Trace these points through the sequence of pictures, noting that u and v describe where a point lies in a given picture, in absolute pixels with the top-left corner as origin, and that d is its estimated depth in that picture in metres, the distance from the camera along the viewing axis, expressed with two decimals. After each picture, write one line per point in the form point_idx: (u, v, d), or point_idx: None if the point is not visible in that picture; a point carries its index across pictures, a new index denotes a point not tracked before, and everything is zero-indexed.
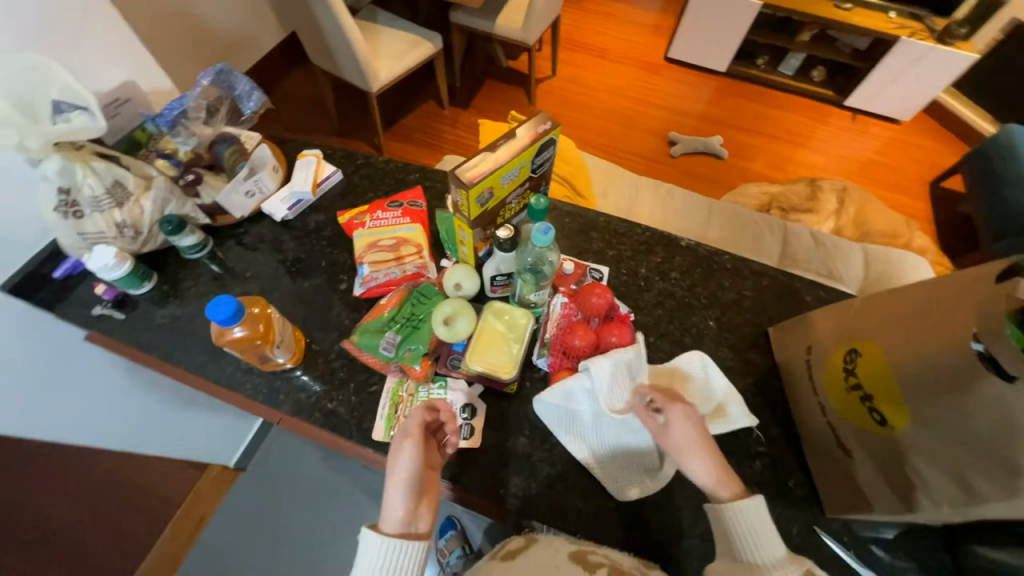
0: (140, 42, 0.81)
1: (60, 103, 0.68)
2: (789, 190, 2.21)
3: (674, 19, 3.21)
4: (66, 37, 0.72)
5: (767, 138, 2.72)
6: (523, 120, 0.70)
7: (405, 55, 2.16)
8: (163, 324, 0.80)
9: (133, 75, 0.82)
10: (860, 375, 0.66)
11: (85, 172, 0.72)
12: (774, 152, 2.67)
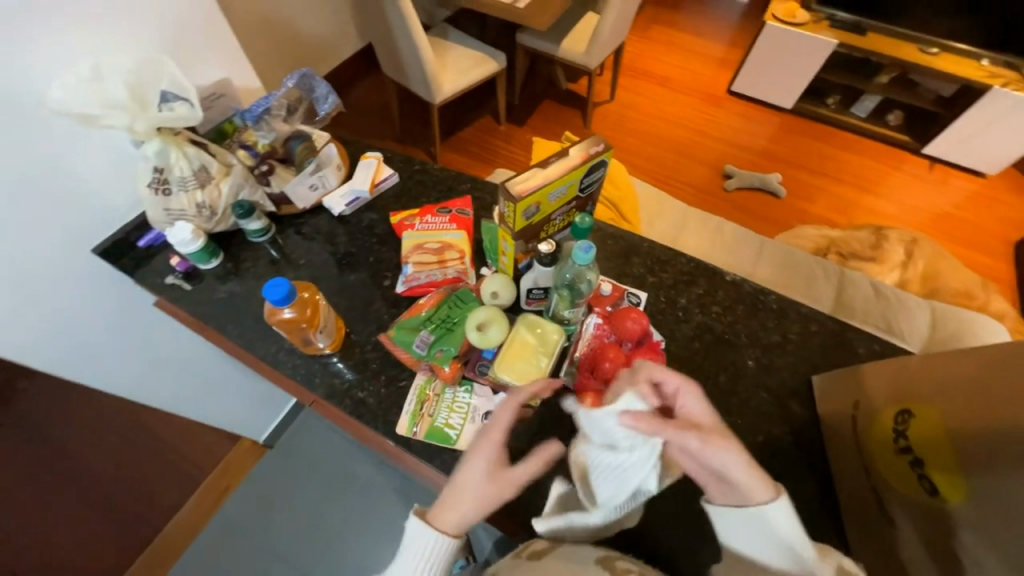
0: (238, 45, 0.90)
1: (167, 94, 0.76)
2: (851, 237, 2.09)
3: (741, 53, 3.16)
4: (174, 36, 0.81)
5: (831, 180, 2.60)
6: (577, 140, 0.72)
7: (469, 71, 2.25)
8: (223, 299, 0.87)
9: (228, 73, 0.92)
10: (912, 438, 0.63)
11: (179, 155, 0.81)
12: (838, 195, 2.54)
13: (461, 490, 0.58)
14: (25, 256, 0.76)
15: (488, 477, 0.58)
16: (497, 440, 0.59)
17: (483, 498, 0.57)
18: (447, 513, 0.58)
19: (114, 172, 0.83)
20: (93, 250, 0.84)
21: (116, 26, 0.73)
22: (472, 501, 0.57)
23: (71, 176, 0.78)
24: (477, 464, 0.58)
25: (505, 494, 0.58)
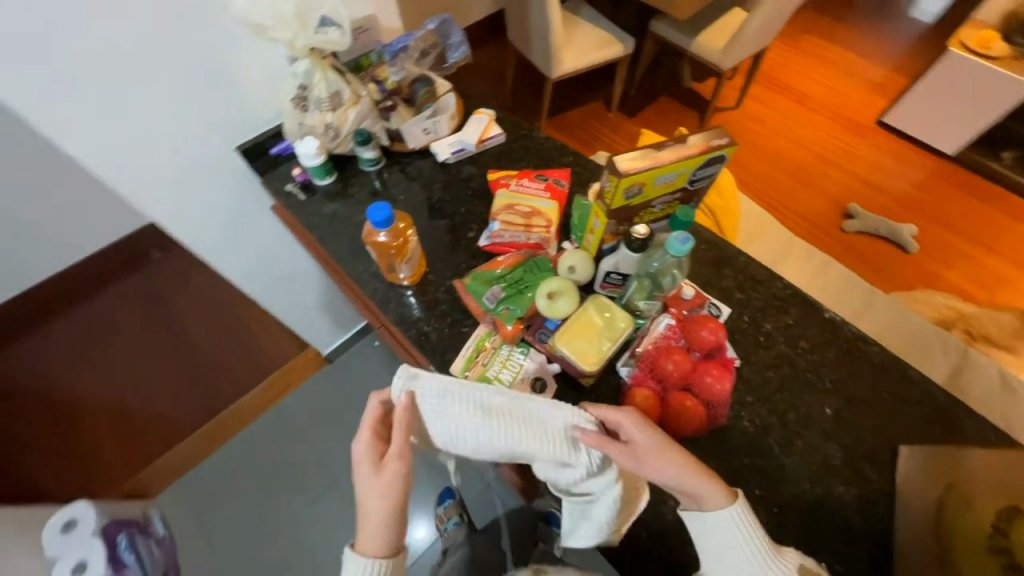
0: None
1: (327, 19, 0.83)
2: (988, 316, 1.79)
3: (905, 80, 2.76)
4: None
5: (979, 247, 2.23)
6: (699, 130, 0.68)
7: (593, 51, 2.20)
8: (328, 215, 0.95)
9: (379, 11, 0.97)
10: (1011, 538, 0.62)
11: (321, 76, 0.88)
12: (982, 266, 2.18)
13: (365, 511, 0.59)
14: (186, 138, 0.89)
15: (372, 478, 0.59)
16: (364, 437, 0.61)
17: (383, 494, 0.58)
18: (371, 539, 0.58)
19: (269, 81, 0.94)
20: (237, 147, 0.96)
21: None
22: (376, 510, 0.58)
23: (236, 80, 0.89)
24: (361, 472, 0.60)
25: (393, 469, 0.58)
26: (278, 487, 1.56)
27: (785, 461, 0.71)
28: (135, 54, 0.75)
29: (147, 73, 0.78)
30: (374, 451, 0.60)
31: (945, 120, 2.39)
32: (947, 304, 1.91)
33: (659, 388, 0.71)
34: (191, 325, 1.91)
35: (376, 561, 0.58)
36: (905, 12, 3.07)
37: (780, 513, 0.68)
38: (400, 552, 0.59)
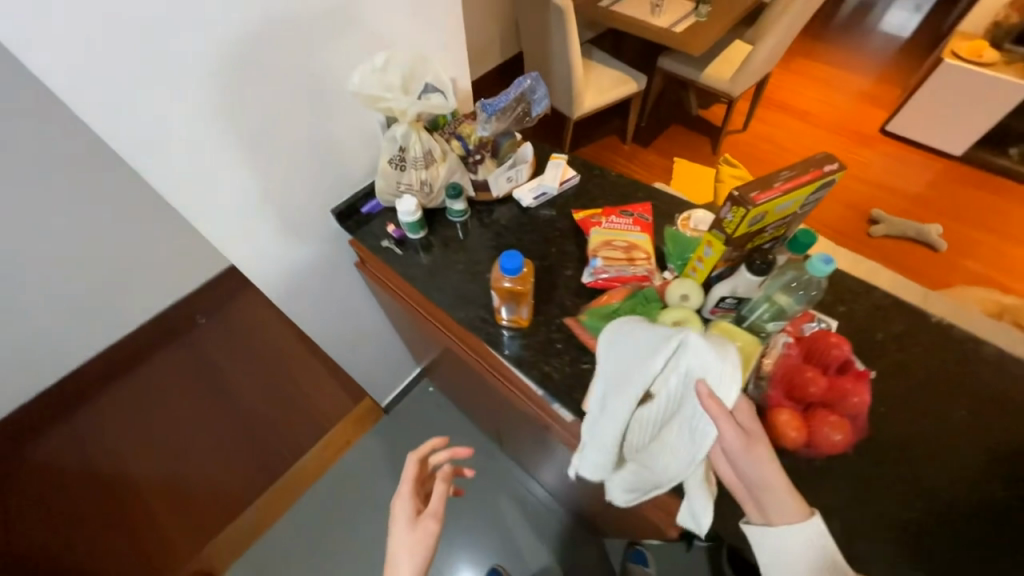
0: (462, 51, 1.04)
1: (428, 87, 0.90)
2: None
3: (898, 91, 2.91)
4: (437, 36, 0.96)
5: (1005, 239, 2.28)
6: (808, 157, 0.71)
7: (610, 90, 2.32)
8: (425, 265, 0.99)
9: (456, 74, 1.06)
10: None
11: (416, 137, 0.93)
12: (1012, 257, 2.23)
13: (396, 552, 0.72)
14: (290, 204, 0.93)
15: (409, 529, 0.75)
16: (406, 492, 0.78)
17: (412, 547, 0.73)
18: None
19: (364, 146, 0.99)
20: (331, 210, 1.01)
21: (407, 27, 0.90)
22: (405, 555, 0.72)
23: (337, 148, 0.94)
24: (399, 523, 0.75)
25: (430, 527, 0.75)
26: (350, 545, 1.52)
27: (934, 471, 0.71)
28: (264, 135, 0.81)
29: (272, 151, 0.84)
30: (413, 507, 0.77)
31: (947, 124, 2.50)
32: (989, 297, 1.94)
33: (799, 407, 0.72)
34: (242, 386, 1.89)
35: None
36: (883, 29, 3.28)
37: (943, 524, 0.68)
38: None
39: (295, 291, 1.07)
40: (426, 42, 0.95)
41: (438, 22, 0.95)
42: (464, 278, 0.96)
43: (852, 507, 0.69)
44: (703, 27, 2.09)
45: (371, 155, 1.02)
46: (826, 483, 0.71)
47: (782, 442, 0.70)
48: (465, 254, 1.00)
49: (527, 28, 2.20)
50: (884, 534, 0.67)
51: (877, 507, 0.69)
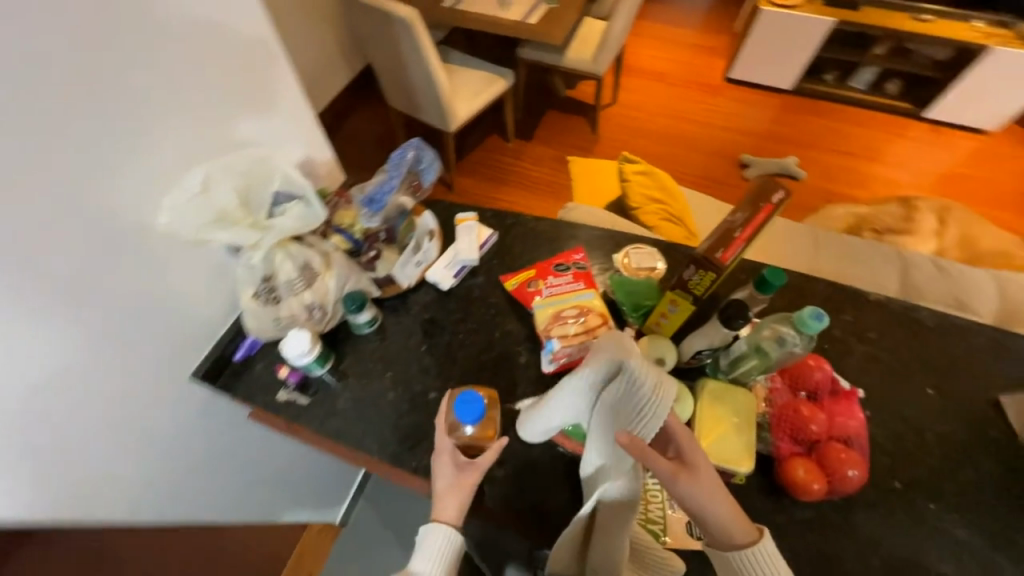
0: (313, 125, 0.81)
1: (279, 195, 0.76)
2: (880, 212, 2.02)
3: (727, 38, 3.15)
4: (272, 121, 0.75)
5: (842, 155, 2.60)
6: (751, 186, 0.64)
7: (481, 94, 2.15)
8: (345, 406, 0.77)
9: (307, 151, 0.83)
10: None
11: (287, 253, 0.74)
12: (851, 169, 2.54)
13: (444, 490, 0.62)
14: (122, 399, 0.67)
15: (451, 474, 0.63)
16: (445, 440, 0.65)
17: (456, 487, 0.62)
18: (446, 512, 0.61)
19: (213, 281, 0.76)
20: (192, 376, 0.75)
21: (220, 124, 0.68)
22: (450, 494, 0.62)
23: (174, 301, 0.70)
24: (442, 460, 0.64)
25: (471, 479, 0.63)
26: None
27: (932, 464, 0.71)
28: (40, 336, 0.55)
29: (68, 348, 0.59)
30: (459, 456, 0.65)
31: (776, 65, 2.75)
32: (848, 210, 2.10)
33: (806, 449, 0.68)
34: None
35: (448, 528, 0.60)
36: None
37: (960, 518, 0.67)
38: (456, 533, 0.60)
39: (173, 486, 0.79)
40: (256, 134, 0.73)
41: (267, 104, 0.73)
42: (401, 408, 0.77)
43: (883, 538, 0.66)
44: (557, 14, 2.00)
45: (227, 288, 0.79)
46: (851, 521, 0.67)
47: (807, 496, 0.65)
48: (393, 372, 0.80)
49: (370, 43, 1.92)
50: (919, 554, 0.65)
51: (903, 527, 0.66)
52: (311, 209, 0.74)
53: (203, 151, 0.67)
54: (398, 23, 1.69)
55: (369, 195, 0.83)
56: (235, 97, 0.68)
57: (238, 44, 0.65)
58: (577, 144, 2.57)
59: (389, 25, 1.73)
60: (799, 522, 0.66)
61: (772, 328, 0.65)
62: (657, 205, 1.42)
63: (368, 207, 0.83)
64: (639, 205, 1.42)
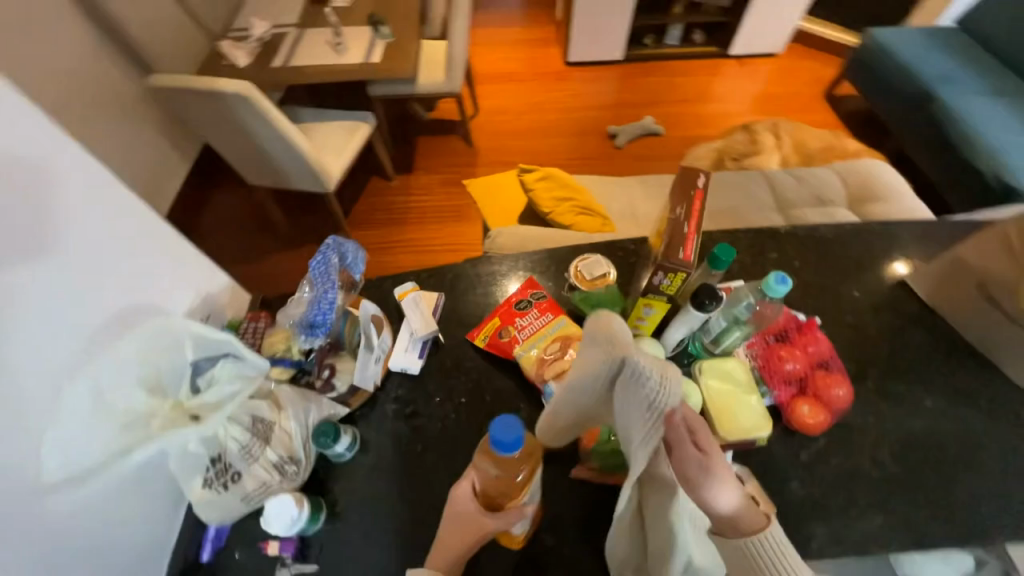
0: (197, 257, 0.72)
1: (199, 362, 0.63)
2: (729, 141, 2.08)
3: (549, 27, 3.17)
4: (149, 271, 0.63)
5: (681, 104, 2.72)
6: (676, 183, 0.69)
7: (348, 145, 2.00)
8: (359, 547, 0.67)
9: (202, 285, 0.73)
10: None
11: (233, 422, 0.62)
12: (692, 115, 2.66)
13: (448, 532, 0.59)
14: None
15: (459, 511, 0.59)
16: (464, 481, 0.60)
17: (460, 530, 0.58)
18: (443, 556, 0.58)
19: (143, 481, 0.62)
20: None
21: (90, 303, 0.54)
22: (454, 536, 0.58)
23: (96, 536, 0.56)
24: (461, 493, 0.60)
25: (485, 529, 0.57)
26: None
27: (886, 354, 0.81)
28: None
29: None
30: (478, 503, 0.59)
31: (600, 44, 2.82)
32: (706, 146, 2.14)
33: (799, 388, 0.73)
34: None
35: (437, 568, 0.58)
36: None
37: (925, 391, 0.77)
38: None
39: None
40: (136, 293, 0.61)
41: (137, 254, 0.61)
42: (422, 520, 0.69)
43: (883, 435, 0.73)
44: (397, 46, 1.93)
45: (162, 480, 0.65)
46: (855, 434, 0.73)
47: (817, 430, 0.71)
48: (396, 486, 0.71)
49: (205, 128, 1.71)
50: (913, 436, 0.73)
51: (892, 418, 0.75)
52: (247, 365, 0.64)
53: (79, 344, 0.53)
54: (232, 100, 1.51)
55: (305, 322, 0.69)
56: (95, 264, 0.55)
57: (79, 203, 0.52)
58: (458, 161, 2.48)
59: (222, 103, 1.54)
60: (820, 453, 0.71)
61: (742, 300, 0.70)
62: (568, 203, 1.45)
63: (310, 335, 0.70)
64: (551, 208, 1.45)
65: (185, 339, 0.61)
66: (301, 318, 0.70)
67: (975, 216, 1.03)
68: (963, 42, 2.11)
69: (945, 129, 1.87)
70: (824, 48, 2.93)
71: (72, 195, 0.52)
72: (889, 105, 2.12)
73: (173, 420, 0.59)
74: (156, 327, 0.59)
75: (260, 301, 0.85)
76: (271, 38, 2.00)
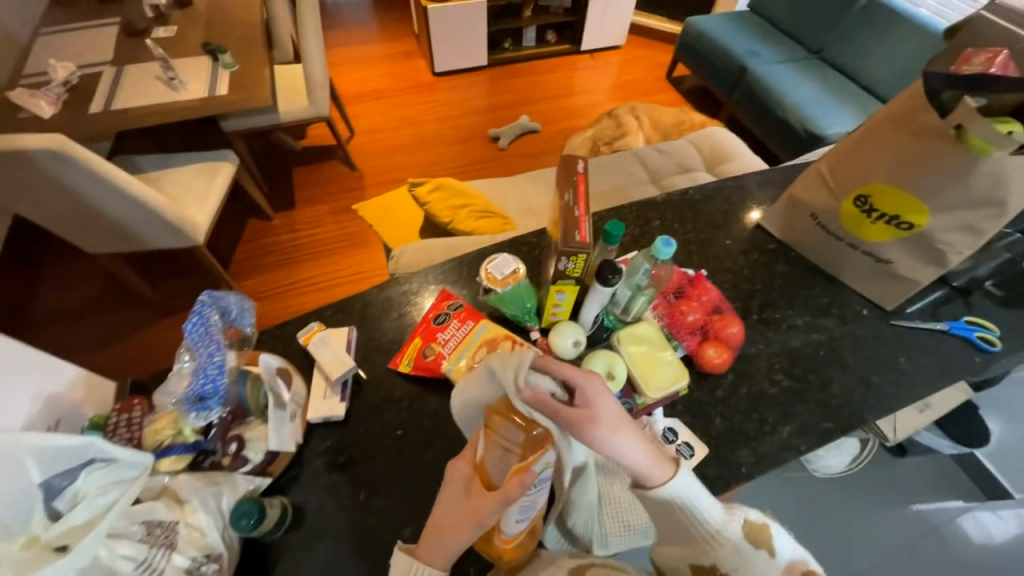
0: (30, 355, 0.59)
1: (51, 480, 0.51)
2: (599, 128, 2.23)
3: (410, 39, 3.15)
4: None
5: (551, 99, 2.88)
6: (558, 171, 0.72)
7: (208, 189, 1.77)
8: None
9: (46, 386, 0.60)
10: (880, 208, 0.82)
11: (119, 538, 0.51)
12: (563, 108, 2.84)
13: (441, 520, 0.52)
14: None
15: (462, 499, 0.51)
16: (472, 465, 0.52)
17: (456, 520, 0.51)
18: (431, 548, 0.52)
19: None
20: None
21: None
22: (454, 526, 0.51)
23: None
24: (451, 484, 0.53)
25: (490, 509, 0.49)
26: None
27: (760, 288, 0.94)
28: None
29: None
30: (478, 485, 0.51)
31: (464, 51, 2.87)
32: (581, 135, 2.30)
33: (702, 334, 0.82)
34: None
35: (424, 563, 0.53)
36: None
37: (794, 312, 0.91)
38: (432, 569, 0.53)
39: None
40: None
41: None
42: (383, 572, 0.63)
43: (773, 358, 0.85)
44: (245, 74, 1.76)
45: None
46: (753, 363, 0.83)
47: (723, 367, 0.80)
48: (347, 546, 0.65)
49: (8, 196, 1.38)
50: (795, 352, 0.86)
51: (777, 341, 0.87)
52: (122, 467, 0.54)
53: None
54: (42, 157, 1.24)
55: (191, 397, 0.59)
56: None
57: None
58: (343, 187, 2.35)
59: (28, 164, 1.26)
60: (731, 388, 0.80)
61: (639, 267, 0.75)
62: (466, 209, 1.45)
63: (201, 409, 0.60)
64: (451, 218, 1.44)
65: (25, 461, 0.49)
66: (184, 393, 0.59)
67: (798, 161, 1.24)
68: (758, 23, 2.55)
69: (762, 94, 2.22)
70: (659, 36, 3.32)
71: None
72: (718, 79, 2.47)
73: (30, 560, 0.47)
74: None
75: (128, 386, 0.71)
76: (81, 81, 1.70)
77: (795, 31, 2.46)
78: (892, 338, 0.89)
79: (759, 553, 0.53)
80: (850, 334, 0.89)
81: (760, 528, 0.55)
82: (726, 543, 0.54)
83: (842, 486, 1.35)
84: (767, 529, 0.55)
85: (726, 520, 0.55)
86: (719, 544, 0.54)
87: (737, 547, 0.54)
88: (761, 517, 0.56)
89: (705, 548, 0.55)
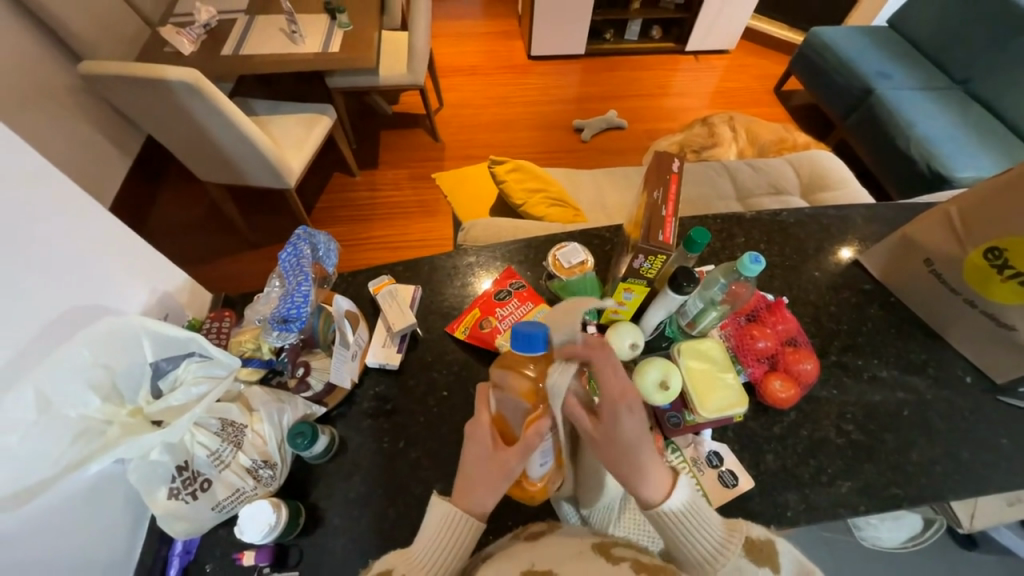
0: (156, 255, 0.67)
1: (160, 363, 0.59)
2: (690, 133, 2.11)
3: (513, 20, 3.15)
4: (77, 266, 0.54)
5: (643, 97, 2.77)
6: (650, 170, 0.70)
7: (307, 139, 1.91)
8: (342, 551, 0.64)
9: (163, 284, 0.69)
10: (1016, 266, 0.72)
11: (200, 427, 0.58)
12: (654, 108, 2.73)
13: (472, 472, 0.52)
14: None
15: (488, 455, 0.51)
16: (488, 418, 0.54)
17: (486, 475, 0.51)
18: (466, 494, 0.52)
19: (95, 500, 0.55)
20: None
21: (19, 300, 0.47)
22: (483, 474, 0.51)
23: None
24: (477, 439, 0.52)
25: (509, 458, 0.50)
26: None
27: (845, 330, 0.86)
28: None
29: None
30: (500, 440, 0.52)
31: (564, 38, 2.83)
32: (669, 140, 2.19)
33: (769, 364, 0.77)
34: None
35: (460, 511, 0.51)
36: None
37: (880, 363, 0.83)
38: (475, 522, 0.51)
39: None
40: (93, 294, 0.56)
41: (60, 243, 0.52)
42: (410, 519, 0.67)
43: (845, 406, 0.78)
44: (356, 35, 1.85)
45: (121, 490, 0.59)
46: (819, 407, 0.77)
47: (785, 405, 0.75)
48: (382, 486, 0.69)
49: (145, 118, 1.56)
50: (872, 406, 0.78)
51: (853, 390, 0.79)
52: (215, 364, 0.61)
53: (16, 345, 0.47)
54: (179, 88, 1.39)
55: (278, 317, 0.65)
56: (15, 247, 0.47)
57: (22, 199, 0.48)
58: (424, 155, 2.42)
59: (169, 93, 1.42)
60: (790, 427, 0.75)
61: (716, 282, 0.72)
62: (540, 195, 1.45)
63: (283, 330, 0.65)
64: (524, 200, 1.43)
65: (142, 340, 0.57)
66: (272, 313, 0.65)
67: (919, 199, 1.11)
68: (897, 43, 2.27)
69: (885, 121, 1.99)
70: (774, 46, 3.07)
71: (23, 193, 0.48)
72: (835, 99, 2.25)
73: (133, 425, 0.55)
74: (110, 328, 0.54)
75: (222, 300, 0.80)
76: (218, 24, 1.89)
77: (940, 56, 2.17)
78: (993, 414, 0.79)
79: (762, 571, 0.50)
80: (943, 401, 0.79)
81: (764, 545, 0.52)
82: (726, 561, 0.50)
83: (892, 564, 1.21)
84: (773, 546, 0.52)
85: (726, 537, 0.52)
86: (719, 563, 0.50)
87: (739, 567, 0.50)
88: (764, 534, 0.53)
89: (703, 567, 0.50)
